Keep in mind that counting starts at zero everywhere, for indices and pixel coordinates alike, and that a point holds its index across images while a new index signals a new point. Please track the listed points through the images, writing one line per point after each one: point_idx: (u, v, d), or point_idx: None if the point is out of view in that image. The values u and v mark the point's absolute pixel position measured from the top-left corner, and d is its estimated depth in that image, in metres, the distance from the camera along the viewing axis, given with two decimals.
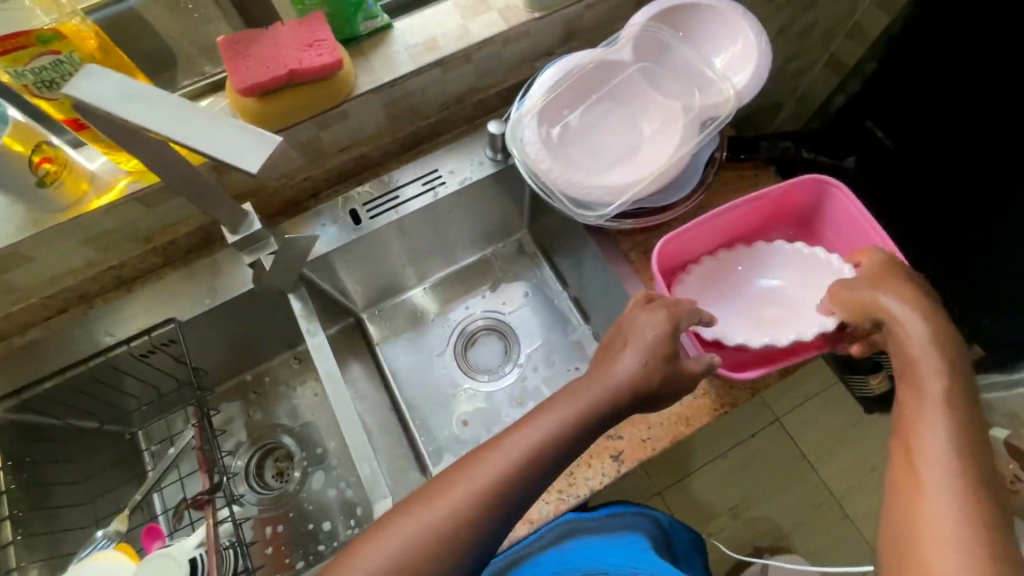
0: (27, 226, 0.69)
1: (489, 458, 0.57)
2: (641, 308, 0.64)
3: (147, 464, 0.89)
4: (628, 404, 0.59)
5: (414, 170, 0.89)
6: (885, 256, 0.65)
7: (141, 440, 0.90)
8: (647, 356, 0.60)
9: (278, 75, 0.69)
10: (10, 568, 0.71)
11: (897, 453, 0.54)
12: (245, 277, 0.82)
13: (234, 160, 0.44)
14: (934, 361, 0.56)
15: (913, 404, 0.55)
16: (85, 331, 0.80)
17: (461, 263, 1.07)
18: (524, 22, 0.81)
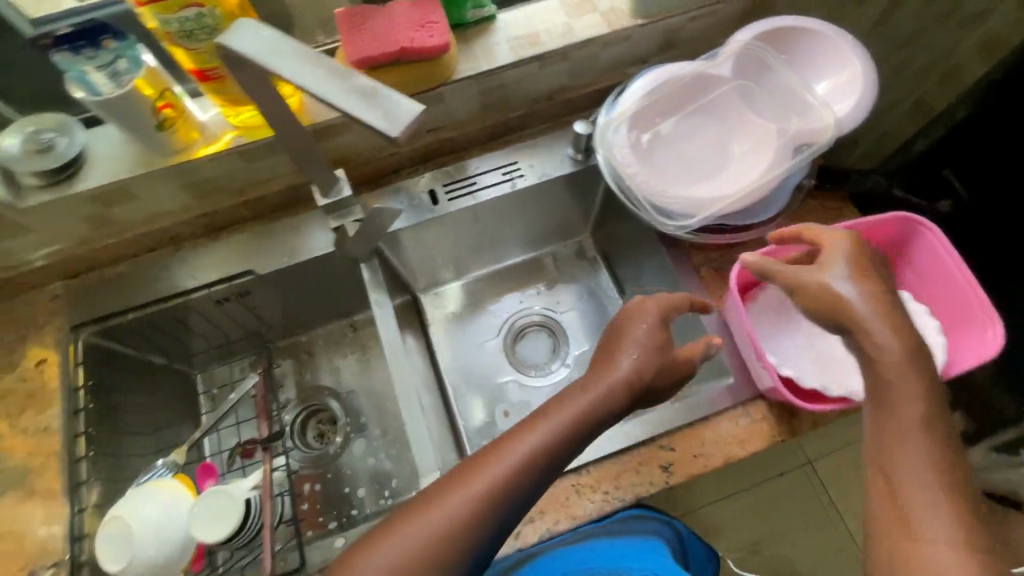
0: (138, 166, 0.74)
1: (484, 470, 0.57)
2: (634, 311, 0.66)
3: (202, 407, 0.94)
4: (622, 400, 0.61)
5: (495, 160, 0.91)
6: (835, 237, 0.61)
7: (201, 382, 0.95)
8: (648, 355, 0.63)
9: (390, 51, 0.71)
10: (79, 482, 0.73)
11: (878, 483, 0.53)
12: (327, 241, 0.85)
13: (369, 120, 0.46)
14: (910, 377, 0.54)
15: (891, 430, 0.54)
16: (170, 272, 0.85)
17: (507, 262, 1.09)
18: (626, 27, 0.81)
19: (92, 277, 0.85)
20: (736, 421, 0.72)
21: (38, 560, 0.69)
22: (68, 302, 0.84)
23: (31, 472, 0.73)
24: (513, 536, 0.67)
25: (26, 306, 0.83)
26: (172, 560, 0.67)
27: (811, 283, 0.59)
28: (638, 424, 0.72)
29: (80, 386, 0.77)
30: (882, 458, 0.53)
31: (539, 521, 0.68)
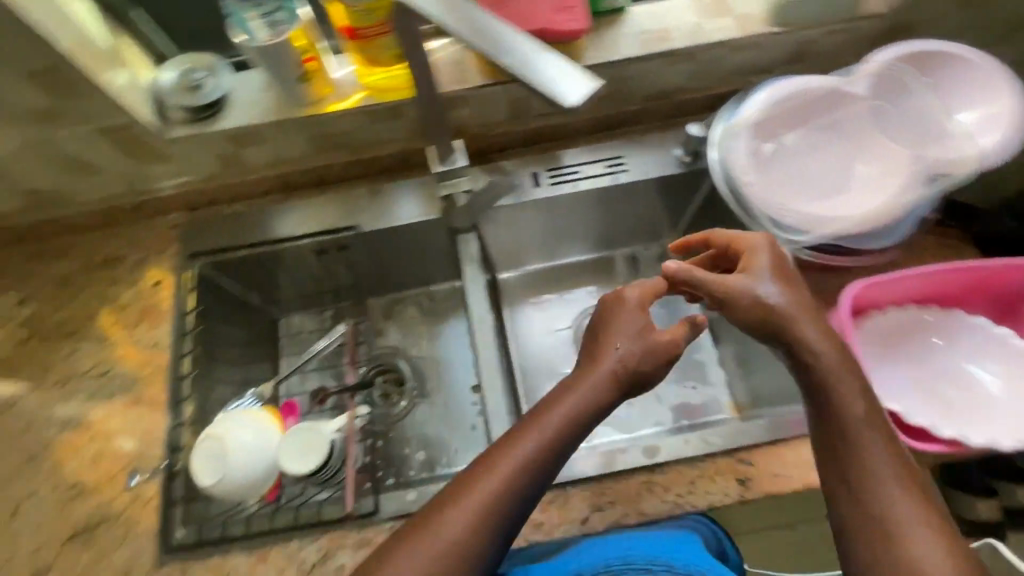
0: (274, 113, 0.79)
1: (472, 490, 0.54)
2: (613, 310, 0.64)
3: (282, 348, 0.97)
4: (607, 392, 0.60)
5: (602, 151, 0.90)
6: (747, 237, 0.63)
7: (282, 326, 0.99)
8: (630, 345, 0.61)
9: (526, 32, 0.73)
10: (181, 398, 0.78)
11: (836, 483, 0.54)
12: (434, 206, 0.87)
13: (545, 77, 0.48)
14: (847, 369, 0.57)
15: (839, 431, 0.55)
16: (280, 216, 0.89)
17: (564, 260, 1.03)
18: (760, 33, 0.80)
19: (210, 212, 0.90)
20: None
21: (137, 461, 0.75)
22: (184, 233, 0.88)
23: (139, 381, 0.79)
24: (580, 519, 0.69)
25: (150, 230, 0.89)
26: (260, 484, 0.72)
27: (735, 284, 0.60)
28: (715, 433, 0.72)
29: (191, 309, 0.83)
30: (836, 460, 0.54)
31: (608, 510, 0.69)
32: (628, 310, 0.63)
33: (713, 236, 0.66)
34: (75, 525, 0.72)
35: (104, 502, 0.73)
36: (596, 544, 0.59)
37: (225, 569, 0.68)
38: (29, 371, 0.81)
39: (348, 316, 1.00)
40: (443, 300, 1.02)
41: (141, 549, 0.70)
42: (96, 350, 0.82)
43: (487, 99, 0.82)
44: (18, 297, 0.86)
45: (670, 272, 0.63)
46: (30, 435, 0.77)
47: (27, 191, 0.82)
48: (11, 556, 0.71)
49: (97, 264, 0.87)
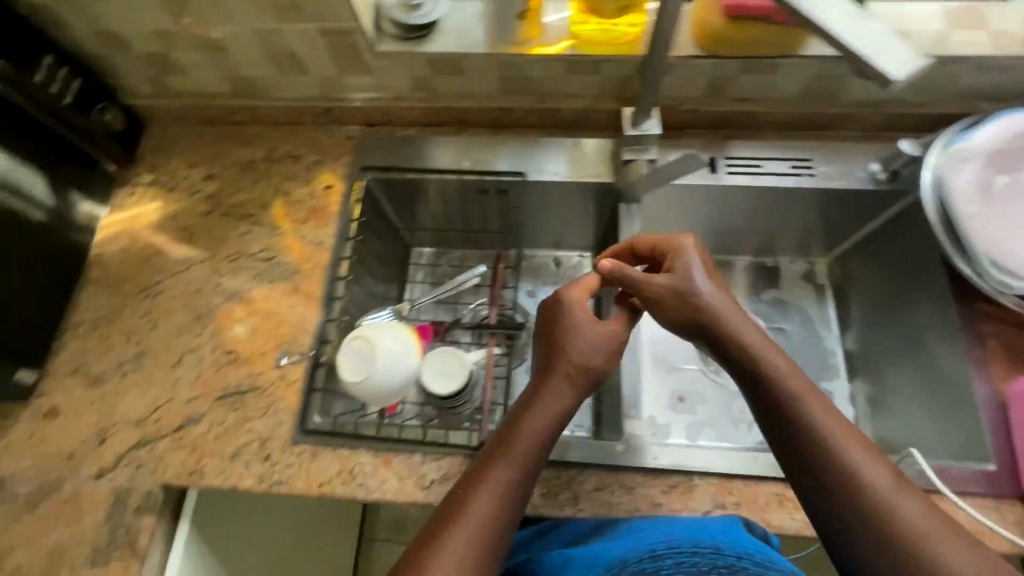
0: (481, 45, 0.80)
1: (475, 498, 0.57)
2: (556, 310, 0.69)
3: (410, 274, 1.01)
4: (572, 392, 0.65)
5: (789, 151, 0.87)
6: (669, 237, 0.70)
7: (414, 255, 1.02)
8: (575, 340, 0.66)
9: (767, 5, 0.70)
10: (335, 296, 0.83)
11: (818, 494, 0.57)
12: (609, 172, 0.86)
13: (879, 66, 0.46)
14: (782, 364, 0.62)
15: (807, 445, 0.58)
16: (452, 148, 0.90)
17: None
18: (1013, 55, 0.74)
19: (386, 131, 0.93)
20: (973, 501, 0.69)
21: (289, 344, 0.80)
22: (358, 145, 0.92)
23: (299, 273, 0.84)
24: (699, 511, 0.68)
25: (328, 137, 0.94)
26: (391, 394, 0.75)
27: (661, 285, 0.67)
28: None
29: (355, 219, 0.87)
30: (815, 477, 0.57)
31: (731, 510, 0.68)
32: (574, 310, 0.68)
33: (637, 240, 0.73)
34: (227, 387, 0.78)
35: (255, 374, 0.79)
36: (623, 533, 0.62)
37: (352, 464, 0.73)
38: (206, 241, 0.88)
39: (488, 257, 1.01)
40: (570, 268, 1.00)
41: (281, 424, 0.76)
42: (266, 236, 0.87)
43: (690, 71, 0.79)
44: (205, 173, 0.93)
45: (604, 271, 0.70)
46: (200, 298, 0.84)
47: (236, 77, 0.88)
48: (169, 400, 0.78)
49: (276, 158, 0.93)
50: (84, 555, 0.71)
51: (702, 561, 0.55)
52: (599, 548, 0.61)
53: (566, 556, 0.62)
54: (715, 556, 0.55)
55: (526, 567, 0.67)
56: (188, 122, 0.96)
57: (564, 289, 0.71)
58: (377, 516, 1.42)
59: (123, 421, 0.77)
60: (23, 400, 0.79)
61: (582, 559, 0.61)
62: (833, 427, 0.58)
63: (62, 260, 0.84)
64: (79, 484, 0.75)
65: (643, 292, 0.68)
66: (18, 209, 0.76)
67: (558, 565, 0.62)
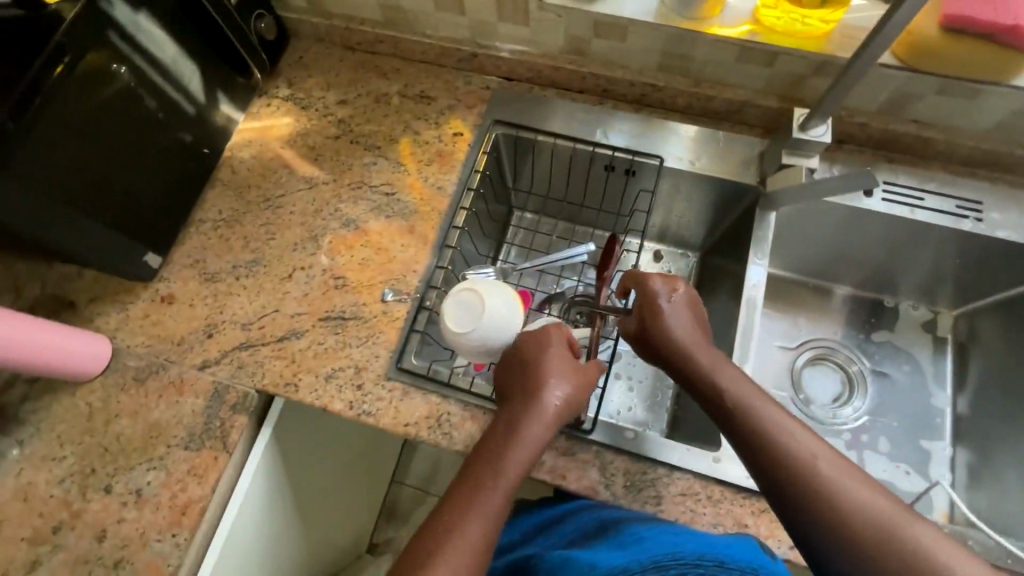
0: (655, 14, 0.75)
1: (475, 504, 0.56)
2: (535, 350, 0.67)
3: (508, 237, 0.99)
4: (551, 429, 0.62)
5: (956, 189, 0.79)
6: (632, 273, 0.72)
7: (516, 217, 1.00)
8: (557, 368, 0.65)
9: (1000, 23, 0.63)
10: (447, 243, 0.82)
11: (806, 527, 0.51)
12: (753, 174, 0.82)
13: None
14: (745, 391, 0.59)
15: (783, 474, 0.53)
16: (590, 116, 0.87)
17: (806, 278, 0.99)
18: None
19: (524, 87, 0.90)
20: None
21: (397, 282, 0.80)
22: (494, 97, 0.90)
23: (418, 214, 0.84)
24: (787, 544, 0.65)
25: (466, 83, 0.92)
26: (487, 353, 0.75)
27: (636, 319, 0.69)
28: None
29: (479, 170, 0.86)
30: (796, 510, 0.51)
31: None
32: (554, 352, 0.67)
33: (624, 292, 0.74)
34: (332, 310, 0.80)
35: (360, 303, 0.80)
36: (624, 541, 0.56)
37: (440, 411, 0.73)
38: (332, 165, 0.89)
39: (596, 236, 0.98)
40: (675, 262, 0.97)
41: (377, 357, 0.76)
42: (390, 171, 0.87)
43: (878, 79, 0.73)
44: (339, 96, 0.93)
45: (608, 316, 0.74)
46: (318, 219, 0.85)
47: (391, 5, 0.87)
48: (276, 311, 0.80)
49: (411, 94, 0.92)
50: (179, 437, 0.75)
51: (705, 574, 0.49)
52: (600, 554, 0.55)
53: (566, 558, 0.56)
54: (718, 571, 0.49)
55: (529, 563, 0.61)
56: (331, 44, 0.97)
57: (552, 330, 0.69)
58: (412, 462, 1.45)
59: (230, 321, 0.80)
60: (144, 281, 0.83)
61: (579, 562, 0.55)
62: (808, 448, 0.53)
63: (198, 156, 0.86)
64: (183, 371, 0.78)
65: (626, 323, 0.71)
66: (175, 98, 0.79)
67: (558, 565, 0.57)
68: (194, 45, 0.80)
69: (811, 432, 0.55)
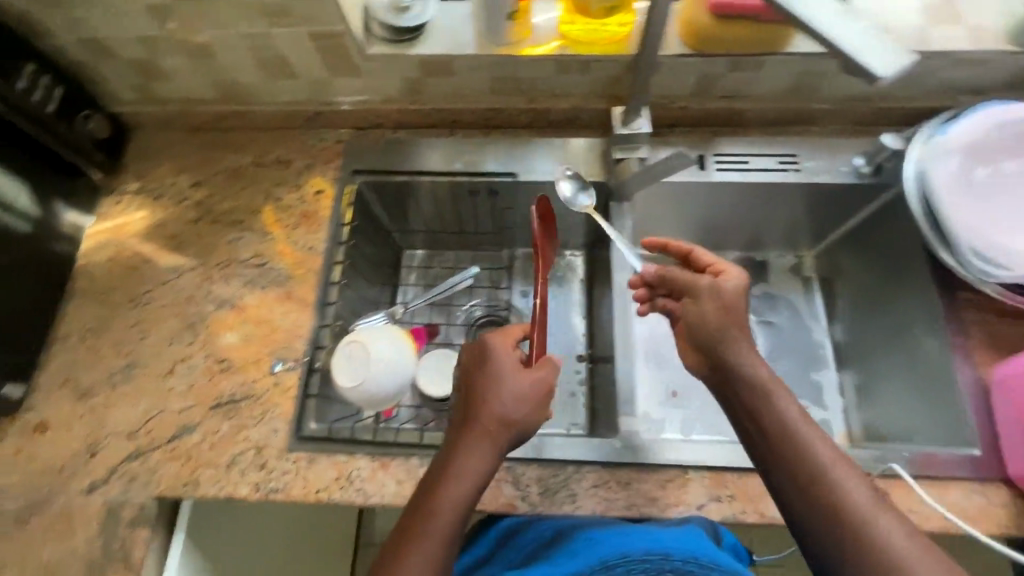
0: (473, 45, 0.80)
1: (411, 545, 0.57)
2: (478, 360, 0.65)
3: (404, 279, 1.00)
4: (491, 448, 0.61)
5: (775, 146, 0.87)
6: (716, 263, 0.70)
7: (406, 258, 1.01)
8: (497, 386, 0.63)
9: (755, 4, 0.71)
10: (327, 301, 0.82)
11: (799, 520, 0.55)
12: (600, 170, 0.86)
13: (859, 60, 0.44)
14: (794, 407, 0.59)
15: (809, 481, 0.55)
16: (438, 150, 0.90)
17: None
18: (991, 50, 0.75)
19: (376, 135, 0.92)
20: (965, 495, 0.67)
21: (282, 351, 0.79)
22: (349, 148, 0.92)
23: (293, 279, 0.84)
24: (696, 505, 0.68)
25: (319, 141, 0.93)
26: (386, 398, 0.75)
27: (709, 286, 0.67)
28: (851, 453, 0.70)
29: (346, 223, 0.86)
30: (810, 517, 0.54)
31: (727, 503, 0.68)
32: (499, 356, 0.65)
33: (646, 270, 0.76)
34: (220, 396, 0.77)
35: (249, 381, 0.78)
36: (576, 550, 0.57)
37: (349, 469, 0.72)
38: (196, 249, 0.87)
39: (483, 258, 1.01)
40: (563, 266, 1.01)
41: (276, 432, 0.75)
42: (257, 243, 0.86)
43: (679, 68, 0.80)
44: (192, 179, 0.92)
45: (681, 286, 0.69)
46: (191, 306, 0.83)
47: (223, 82, 0.87)
48: (162, 411, 0.77)
49: (265, 162, 0.92)
50: (77, 569, 0.70)
51: (651, 567, 0.53)
52: (552, 566, 0.56)
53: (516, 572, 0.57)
54: (663, 564, 0.52)
55: None
56: (175, 130, 0.95)
57: (494, 335, 0.68)
58: (373, 520, 1.41)
59: (115, 433, 0.76)
60: (10, 414, 0.78)
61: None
62: (837, 462, 0.55)
63: (47, 271, 0.82)
64: (70, 499, 0.73)
65: (689, 292, 0.69)
66: (3, 220, 0.74)
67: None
68: (20, 159, 0.76)
69: (843, 453, 0.56)
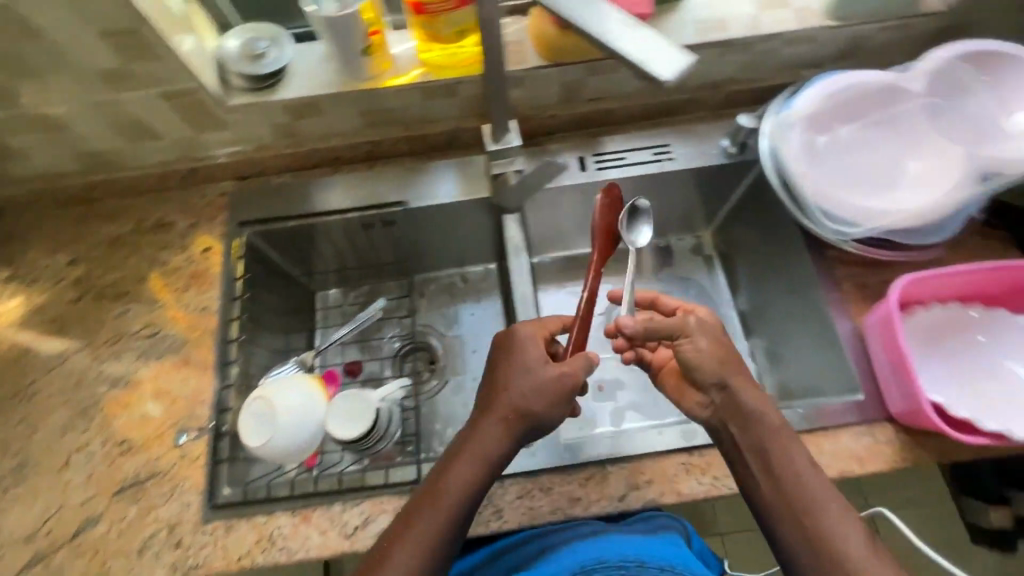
0: (335, 84, 0.80)
1: (417, 522, 0.61)
2: (507, 347, 0.68)
3: (317, 321, 0.98)
4: (502, 437, 0.64)
5: (647, 140, 0.92)
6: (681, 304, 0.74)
7: (318, 300, 0.99)
8: (519, 378, 0.65)
9: None
10: (228, 361, 0.80)
11: (779, 535, 0.60)
12: (483, 187, 0.87)
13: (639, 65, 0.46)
14: (781, 431, 0.62)
15: (791, 500, 0.59)
16: (323, 190, 0.89)
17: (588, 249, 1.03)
18: (816, 27, 0.81)
19: (260, 183, 0.91)
20: (856, 438, 0.72)
21: (185, 421, 0.76)
22: (233, 201, 0.89)
23: (188, 343, 0.81)
24: (617, 497, 0.71)
25: (200, 197, 0.90)
26: (302, 449, 0.73)
27: (696, 323, 0.67)
28: None
29: (239, 277, 0.84)
30: (787, 532, 0.59)
31: (645, 488, 0.71)
32: (527, 349, 0.67)
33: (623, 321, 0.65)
34: (124, 479, 0.73)
35: (153, 458, 0.74)
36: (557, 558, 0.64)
37: (270, 529, 0.70)
38: (80, 330, 0.83)
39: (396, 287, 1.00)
40: (477, 282, 1.00)
41: (188, 505, 0.72)
42: (146, 313, 0.83)
43: (541, 79, 0.83)
44: (68, 257, 0.87)
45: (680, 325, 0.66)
46: (82, 391, 0.79)
47: (84, 153, 0.84)
48: (61, 507, 0.72)
49: (146, 228, 0.89)
50: None
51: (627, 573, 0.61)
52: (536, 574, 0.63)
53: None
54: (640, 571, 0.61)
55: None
56: (44, 208, 0.90)
57: (527, 325, 0.70)
58: None
59: (10, 541, 0.71)
60: None
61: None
62: (817, 484, 0.60)
63: None
64: None
65: (683, 334, 0.66)
66: None
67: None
68: None
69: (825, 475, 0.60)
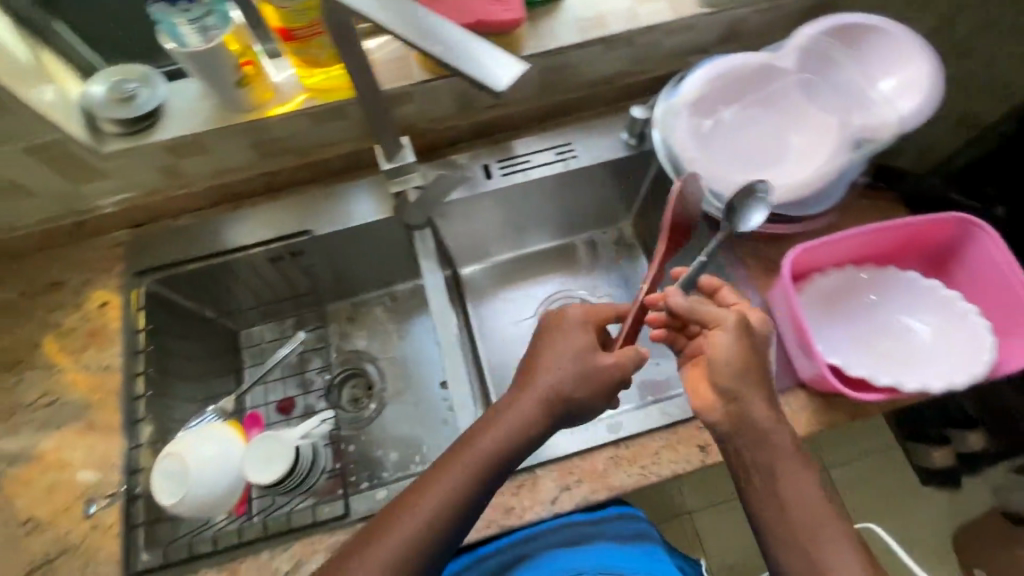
0: (215, 118, 0.77)
1: (436, 484, 0.60)
2: (554, 327, 0.67)
3: (245, 361, 0.93)
4: (541, 413, 0.63)
5: (550, 140, 0.92)
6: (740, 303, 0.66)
7: (242, 339, 0.94)
8: (567, 351, 0.65)
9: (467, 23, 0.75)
10: (136, 419, 0.76)
11: (777, 551, 0.58)
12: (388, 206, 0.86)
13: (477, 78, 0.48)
14: (787, 451, 0.59)
15: (794, 517, 0.57)
16: (225, 228, 0.86)
17: (527, 250, 1.03)
18: (692, 15, 0.84)
19: (156, 228, 0.87)
20: None
21: (94, 489, 0.72)
22: (128, 251, 0.85)
23: (92, 406, 0.77)
24: (549, 500, 0.71)
25: (93, 250, 0.86)
26: (223, 499, 0.70)
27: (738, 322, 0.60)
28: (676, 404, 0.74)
29: (140, 329, 0.80)
30: (783, 547, 0.57)
31: (575, 488, 0.71)
32: (582, 332, 0.66)
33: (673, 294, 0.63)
34: (31, 561, 0.69)
35: (62, 534, 0.70)
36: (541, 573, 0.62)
37: None
38: None
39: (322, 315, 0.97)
40: (405, 300, 0.99)
41: None
42: (43, 380, 0.78)
43: (431, 92, 0.83)
44: None
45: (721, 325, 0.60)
46: None
47: None
48: None
49: (36, 290, 0.84)
50: None
51: None
52: None
53: None
54: None
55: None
56: None
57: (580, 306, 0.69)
58: None
59: None
60: None
61: None
62: (821, 502, 0.58)
63: None
64: None
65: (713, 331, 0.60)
66: None
67: None
68: None
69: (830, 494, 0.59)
